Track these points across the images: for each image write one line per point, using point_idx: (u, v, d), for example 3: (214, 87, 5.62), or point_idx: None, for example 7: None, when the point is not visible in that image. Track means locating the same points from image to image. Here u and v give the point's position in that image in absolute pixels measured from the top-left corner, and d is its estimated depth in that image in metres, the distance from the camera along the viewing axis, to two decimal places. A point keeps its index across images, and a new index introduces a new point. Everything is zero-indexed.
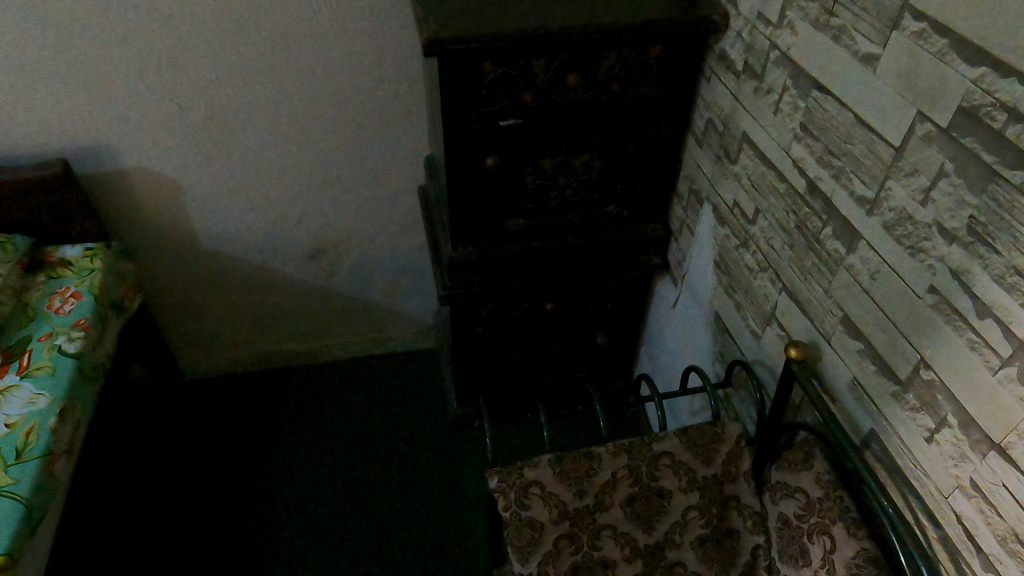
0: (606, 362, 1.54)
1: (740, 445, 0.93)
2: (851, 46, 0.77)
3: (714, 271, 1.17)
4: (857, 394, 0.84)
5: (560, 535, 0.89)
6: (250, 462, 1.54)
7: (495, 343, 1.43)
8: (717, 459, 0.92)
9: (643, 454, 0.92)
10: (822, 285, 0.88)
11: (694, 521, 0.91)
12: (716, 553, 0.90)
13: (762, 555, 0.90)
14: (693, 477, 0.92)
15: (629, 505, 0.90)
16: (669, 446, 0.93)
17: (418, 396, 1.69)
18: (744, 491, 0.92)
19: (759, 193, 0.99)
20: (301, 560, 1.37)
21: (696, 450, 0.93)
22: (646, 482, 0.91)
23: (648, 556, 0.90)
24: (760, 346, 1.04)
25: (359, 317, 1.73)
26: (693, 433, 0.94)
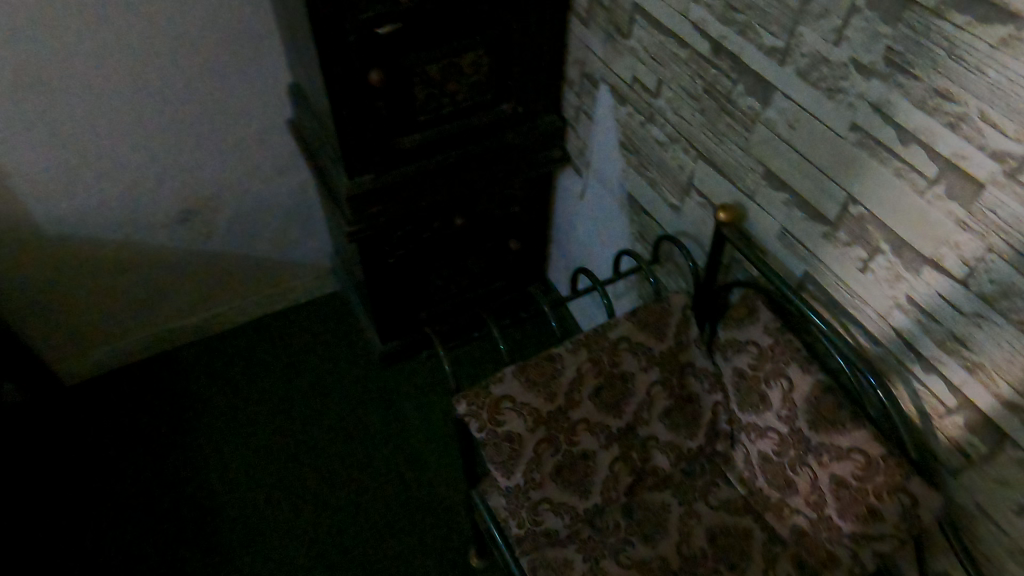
0: (521, 264, 1.54)
1: (687, 314, 0.95)
2: None
3: (621, 152, 1.16)
4: (786, 242, 0.88)
5: (539, 442, 0.89)
6: (171, 455, 1.42)
7: (410, 269, 1.37)
8: (670, 332, 0.94)
9: (602, 344, 0.92)
10: (738, 143, 0.90)
11: (659, 395, 0.94)
12: (681, 418, 0.96)
13: (722, 408, 0.96)
14: (651, 355, 0.93)
15: (598, 396, 0.91)
16: (624, 331, 0.93)
17: (335, 342, 1.62)
18: (696, 356, 0.96)
19: (660, 63, 0.98)
20: (259, 537, 1.31)
21: (649, 328, 0.94)
22: (609, 370, 0.91)
23: (623, 437, 0.93)
24: (681, 216, 1.07)
25: (252, 274, 1.60)
26: (644, 313, 0.94)
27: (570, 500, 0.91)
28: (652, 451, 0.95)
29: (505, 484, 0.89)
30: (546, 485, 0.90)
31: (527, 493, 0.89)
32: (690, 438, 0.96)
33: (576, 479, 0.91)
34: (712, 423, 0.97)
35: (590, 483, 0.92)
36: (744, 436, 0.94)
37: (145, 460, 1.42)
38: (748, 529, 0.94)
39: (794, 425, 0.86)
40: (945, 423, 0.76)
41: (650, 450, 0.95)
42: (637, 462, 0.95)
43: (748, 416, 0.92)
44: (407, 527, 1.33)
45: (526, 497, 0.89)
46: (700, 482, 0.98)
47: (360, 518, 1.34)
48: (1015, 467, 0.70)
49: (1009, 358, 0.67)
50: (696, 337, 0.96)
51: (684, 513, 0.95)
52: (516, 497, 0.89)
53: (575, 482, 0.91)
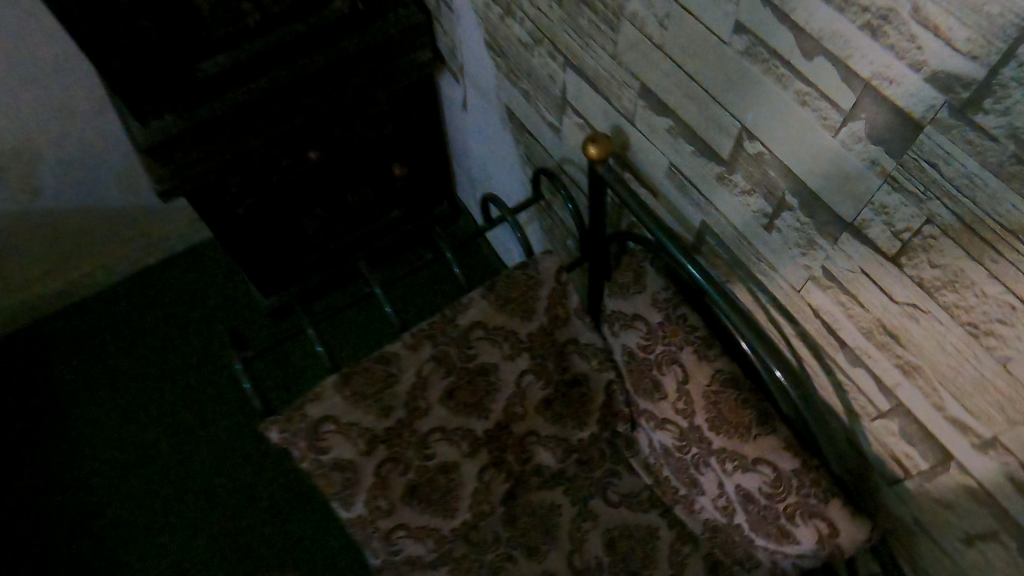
0: (415, 187, 1.31)
1: (562, 280, 0.74)
2: None
3: (490, 55, 0.89)
4: (676, 183, 0.65)
5: (379, 466, 0.71)
6: (41, 451, 1.27)
7: (270, 217, 1.14)
8: (540, 308, 0.74)
9: (450, 335, 0.71)
10: (605, 49, 0.64)
11: (533, 385, 0.75)
12: (567, 407, 0.77)
13: (616, 388, 0.78)
14: (517, 339, 0.73)
15: (451, 400, 0.72)
16: (478, 315, 0.72)
17: (221, 296, 1.43)
18: (579, 330, 0.76)
19: None
20: (148, 536, 1.18)
21: (511, 307, 0.73)
22: (462, 367, 0.72)
23: (492, 440, 0.75)
24: (562, 141, 0.82)
25: (108, 228, 1.36)
26: (503, 288, 0.74)
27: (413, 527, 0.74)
28: (534, 448, 0.78)
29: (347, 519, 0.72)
30: (399, 511, 0.73)
31: (375, 524, 0.73)
32: (580, 429, 0.78)
33: (437, 497, 0.74)
34: (607, 406, 0.79)
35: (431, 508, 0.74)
36: (644, 422, 0.77)
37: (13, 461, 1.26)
38: (653, 525, 0.79)
39: (693, 421, 0.67)
40: (876, 426, 0.57)
41: (531, 448, 0.78)
42: (515, 464, 0.77)
43: (644, 402, 0.74)
44: (312, 504, 1.20)
45: (375, 528, 0.73)
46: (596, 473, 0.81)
47: (260, 501, 1.21)
48: (963, 494, 0.52)
49: (955, 367, 0.46)
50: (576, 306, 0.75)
51: (577, 515, 0.79)
52: (362, 529, 0.73)
53: (436, 501, 0.74)
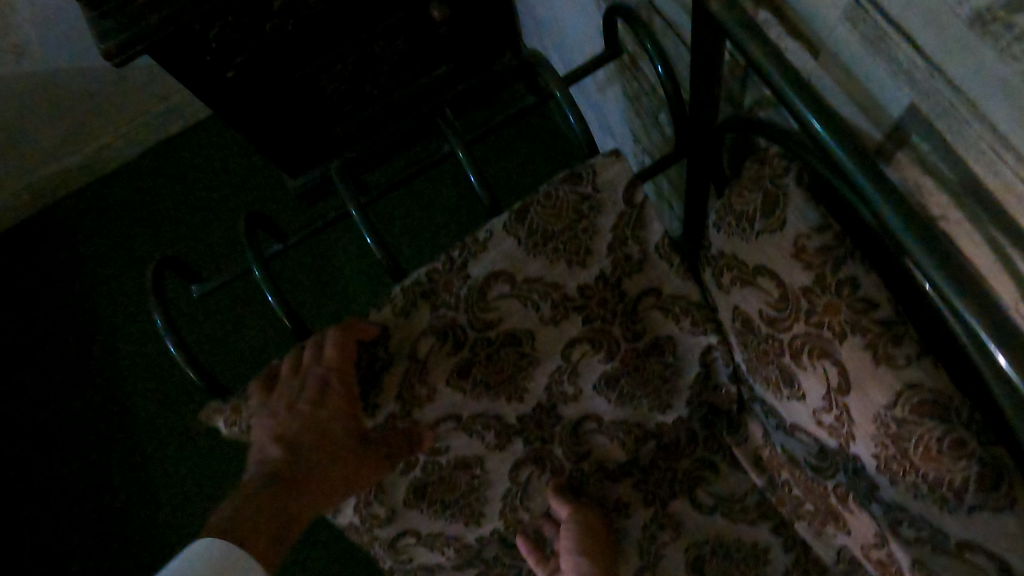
0: (462, 33, 1.00)
1: (638, 201, 0.47)
2: None
3: None
4: (867, 30, 0.33)
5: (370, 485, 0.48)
6: (51, 352, 1.13)
7: (273, 81, 0.88)
8: (600, 252, 0.48)
9: (458, 295, 0.47)
10: None
11: (591, 360, 0.50)
12: (643, 381, 0.52)
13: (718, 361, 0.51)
14: (562, 297, 0.48)
15: (466, 386, 0.48)
16: (500, 262, 0.47)
17: (243, 175, 1.20)
18: (662, 278, 0.49)
19: None
20: (167, 453, 1.04)
21: (551, 250, 0.47)
22: (477, 340, 0.47)
23: (531, 429, 0.52)
24: None
25: (108, 93, 1.14)
26: (541, 220, 0.47)
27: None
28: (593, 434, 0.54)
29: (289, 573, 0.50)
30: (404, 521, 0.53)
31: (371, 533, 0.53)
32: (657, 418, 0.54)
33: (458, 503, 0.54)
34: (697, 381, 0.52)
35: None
36: (760, 410, 0.51)
37: (23, 362, 1.13)
38: (760, 545, 0.56)
39: (847, 446, 0.40)
40: None
41: (587, 435, 0.54)
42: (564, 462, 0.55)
43: (762, 391, 0.47)
44: None
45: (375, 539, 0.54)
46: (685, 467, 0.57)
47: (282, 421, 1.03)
48: None
49: None
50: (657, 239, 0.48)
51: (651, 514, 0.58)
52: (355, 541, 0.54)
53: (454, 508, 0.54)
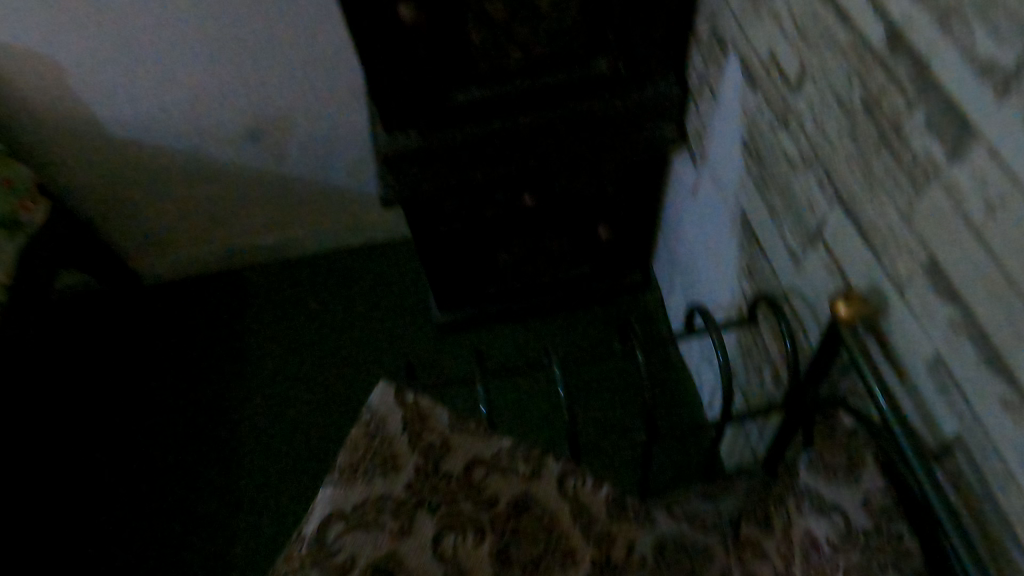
0: (612, 252, 1.27)
1: (400, 417, 0.75)
2: None
3: (743, 158, 0.82)
4: (938, 378, 0.54)
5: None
6: (205, 383, 1.38)
7: (468, 243, 1.15)
8: (399, 451, 0.72)
9: (309, 556, 0.65)
10: (897, 206, 0.55)
11: (452, 539, 0.68)
12: (519, 548, 0.70)
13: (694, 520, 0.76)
14: (390, 504, 0.69)
15: None
16: (326, 511, 0.68)
17: (396, 295, 1.47)
18: (460, 447, 0.74)
19: (809, 47, 0.62)
20: (259, 501, 1.22)
21: (370, 479, 0.71)
22: None
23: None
24: (798, 272, 0.73)
25: (327, 203, 1.47)
26: (341, 465, 0.72)
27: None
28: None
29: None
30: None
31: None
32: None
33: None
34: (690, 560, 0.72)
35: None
36: None
37: (169, 388, 1.37)
38: None
39: None
40: None
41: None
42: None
43: None
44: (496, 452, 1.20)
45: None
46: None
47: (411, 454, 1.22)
48: None
49: None
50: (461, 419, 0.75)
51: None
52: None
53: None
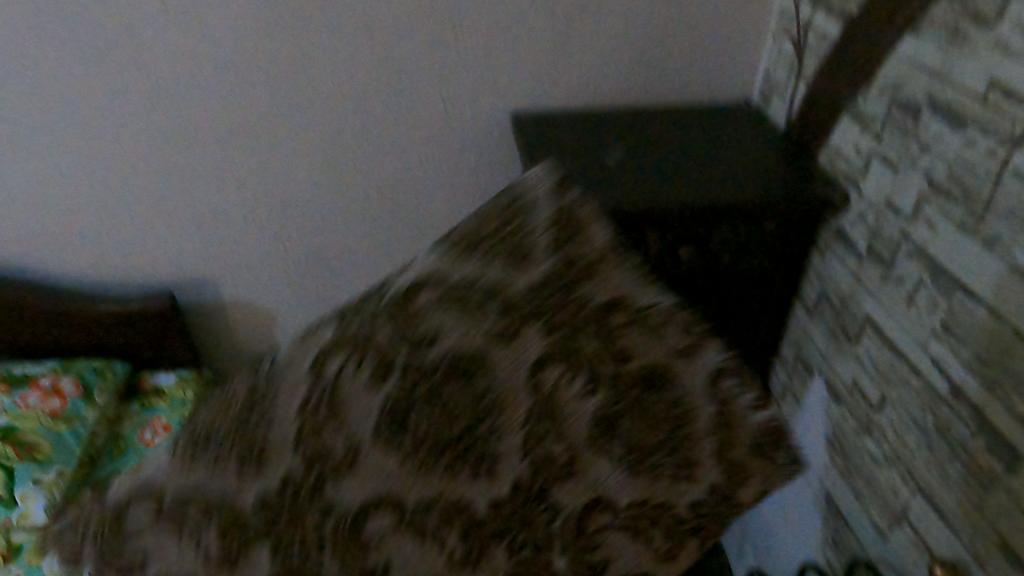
0: None
1: (542, 224, 0.70)
2: (1009, 257, 0.72)
3: (827, 451, 1.11)
4: None
5: (400, 466, 0.69)
6: None
7: None
8: (532, 245, 0.70)
9: (377, 311, 0.68)
10: (970, 499, 0.81)
11: (556, 375, 0.72)
12: (645, 416, 0.74)
13: (741, 403, 0.75)
14: (480, 325, 0.69)
15: (389, 407, 0.67)
16: (429, 268, 0.69)
17: None
18: (609, 269, 0.71)
19: (888, 382, 0.94)
20: None
21: (499, 259, 0.69)
22: (407, 363, 0.67)
23: (551, 405, 0.72)
24: (886, 545, 0.97)
25: None
26: (459, 241, 0.70)
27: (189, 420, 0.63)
28: (596, 517, 0.78)
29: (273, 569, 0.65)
30: (476, 535, 0.74)
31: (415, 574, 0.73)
32: (654, 480, 0.76)
33: (494, 434, 0.71)
34: (733, 471, 0.77)
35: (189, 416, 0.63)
36: None
37: None
38: None
39: None
40: None
41: (586, 462, 0.75)
42: (570, 537, 0.78)
43: None
44: None
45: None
46: (659, 526, 0.79)
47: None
48: None
49: None
50: (644, 311, 0.72)
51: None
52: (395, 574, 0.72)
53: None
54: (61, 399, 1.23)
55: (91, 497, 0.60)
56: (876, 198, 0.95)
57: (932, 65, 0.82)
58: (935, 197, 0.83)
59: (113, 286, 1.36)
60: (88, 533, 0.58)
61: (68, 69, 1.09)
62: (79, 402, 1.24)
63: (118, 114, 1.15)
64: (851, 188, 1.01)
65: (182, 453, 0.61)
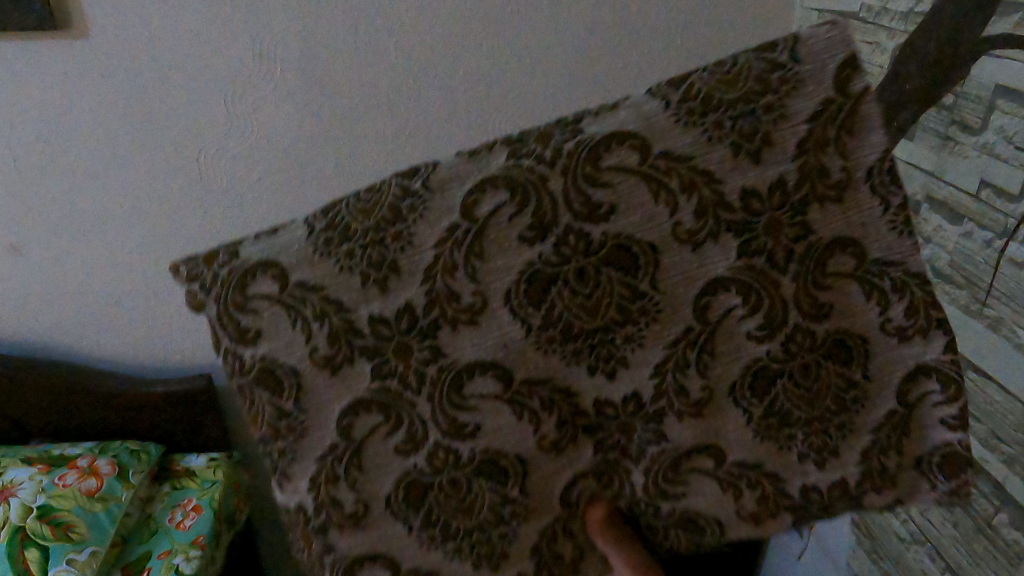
0: None
1: (817, 102, 0.61)
2: (1013, 337, 0.78)
3: (853, 532, 1.15)
4: None
5: (525, 337, 0.66)
6: None
7: None
8: (789, 107, 0.62)
9: (555, 156, 0.64)
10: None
11: (726, 299, 0.65)
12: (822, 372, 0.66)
13: (934, 406, 0.67)
14: (687, 133, 0.63)
15: (569, 198, 0.64)
16: (634, 122, 0.63)
17: None
18: (857, 189, 0.63)
19: None
20: None
21: (734, 140, 0.62)
22: (568, 227, 0.64)
23: (713, 338, 0.66)
24: None
25: None
26: (704, 87, 0.63)
27: (336, 205, 0.66)
28: (698, 461, 0.68)
29: (369, 388, 0.66)
30: (578, 427, 0.68)
31: (500, 455, 0.67)
32: (784, 449, 0.68)
33: (663, 261, 0.65)
34: (879, 469, 0.68)
35: (335, 203, 0.66)
36: None
37: None
38: None
39: None
40: None
41: (719, 402, 0.67)
42: (666, 470, 0.68)
43: None
44: None
45: (417, 541, 0.68)
46: (774, 484, 0.68)
47: None
48: None
49: None
50: (879, 272, 0.64)
51: (687, 535, 0.70)
52: (471, 465, 0.67)
53: (505, 552, 0.68)
54: (97, 479, 1.27)
55: (224, 260, 0.65)
56: None
57: (927, 167, 0.91)
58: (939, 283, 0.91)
59: (151, 371, 1.51)
60: (217, 298, 0.65)
61: (124, 169, 1.25)
62: (114, 482, 1.29)
63: (180, 212, 1.30)
64: None
65: (320, 239, 0.65)
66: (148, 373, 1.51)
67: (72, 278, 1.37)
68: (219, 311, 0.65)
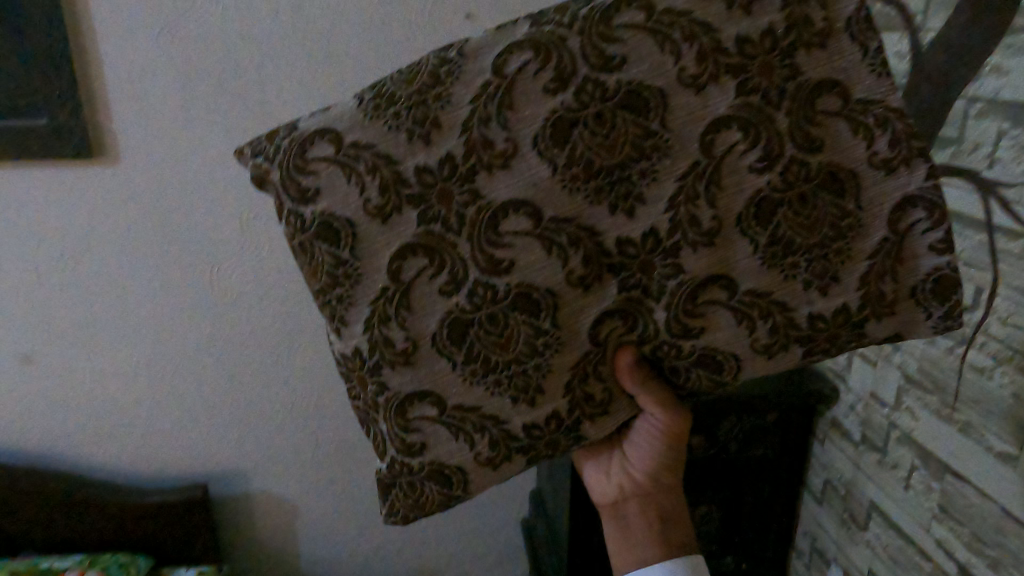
0: None
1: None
2: (986, 443, 0.81)
3: None
4: None
5: (552, 176, 0.63)
6: None
7: None
8: None
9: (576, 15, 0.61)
10: None
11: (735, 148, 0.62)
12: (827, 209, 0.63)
13: (922, 234, 0.63)
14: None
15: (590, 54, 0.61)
16: None
17: None
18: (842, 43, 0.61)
19: (900, 564, 1.00)
20: None
21: None
22: (588, 78, 0.61)
23: (720, 169, 0.62)
24: None
25: None
26: None
27: (382, 80, 0.65)
28: (712, 293, 0.65)
29: (413, 237, 0.64)
30: (603, 265, 0.65)
31: (532, 289, 0.65)
32: (789, 279, 0.64)
33: (670, 104, 0.62)
34: (879, 296, 0.64)
35: (381, 79, 0.65)
36: None
37: None
38: None
39: None
40: None
41: (728, 233, 0.64)
42: (684, 303, 0.65)
43: None
44: None
45: (459, 377, 0.67)
46: (783, 313, 0.65)
47: None
48: None
49: None
50: (863, 109, 0.61)
51: (707, 373, 0.68)
52: (507, 298, 0.65)
53: (539, 388, 0.67)
54: None
55: (284, 134, 0.64)
56: (863, 390, 1.07)
57: None
58: (910, 390, 0.95)
59: (141, 477, 1.50)
60: (281, 167, 0.63)
61: (135, 279, 1.32)
62: None
63: (186, 319, 1.36)
64: (841, 381, 1.14)
65: (369, 106, 0.63)
66: (136, 480, 1.51)
67: (77, 381, 1.40)
68: (282, 180, 0.64)
